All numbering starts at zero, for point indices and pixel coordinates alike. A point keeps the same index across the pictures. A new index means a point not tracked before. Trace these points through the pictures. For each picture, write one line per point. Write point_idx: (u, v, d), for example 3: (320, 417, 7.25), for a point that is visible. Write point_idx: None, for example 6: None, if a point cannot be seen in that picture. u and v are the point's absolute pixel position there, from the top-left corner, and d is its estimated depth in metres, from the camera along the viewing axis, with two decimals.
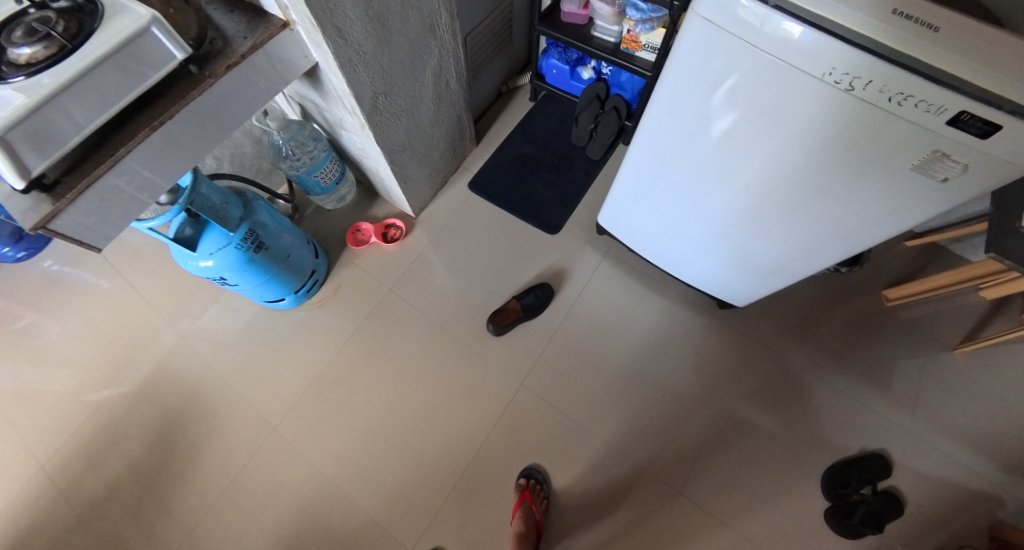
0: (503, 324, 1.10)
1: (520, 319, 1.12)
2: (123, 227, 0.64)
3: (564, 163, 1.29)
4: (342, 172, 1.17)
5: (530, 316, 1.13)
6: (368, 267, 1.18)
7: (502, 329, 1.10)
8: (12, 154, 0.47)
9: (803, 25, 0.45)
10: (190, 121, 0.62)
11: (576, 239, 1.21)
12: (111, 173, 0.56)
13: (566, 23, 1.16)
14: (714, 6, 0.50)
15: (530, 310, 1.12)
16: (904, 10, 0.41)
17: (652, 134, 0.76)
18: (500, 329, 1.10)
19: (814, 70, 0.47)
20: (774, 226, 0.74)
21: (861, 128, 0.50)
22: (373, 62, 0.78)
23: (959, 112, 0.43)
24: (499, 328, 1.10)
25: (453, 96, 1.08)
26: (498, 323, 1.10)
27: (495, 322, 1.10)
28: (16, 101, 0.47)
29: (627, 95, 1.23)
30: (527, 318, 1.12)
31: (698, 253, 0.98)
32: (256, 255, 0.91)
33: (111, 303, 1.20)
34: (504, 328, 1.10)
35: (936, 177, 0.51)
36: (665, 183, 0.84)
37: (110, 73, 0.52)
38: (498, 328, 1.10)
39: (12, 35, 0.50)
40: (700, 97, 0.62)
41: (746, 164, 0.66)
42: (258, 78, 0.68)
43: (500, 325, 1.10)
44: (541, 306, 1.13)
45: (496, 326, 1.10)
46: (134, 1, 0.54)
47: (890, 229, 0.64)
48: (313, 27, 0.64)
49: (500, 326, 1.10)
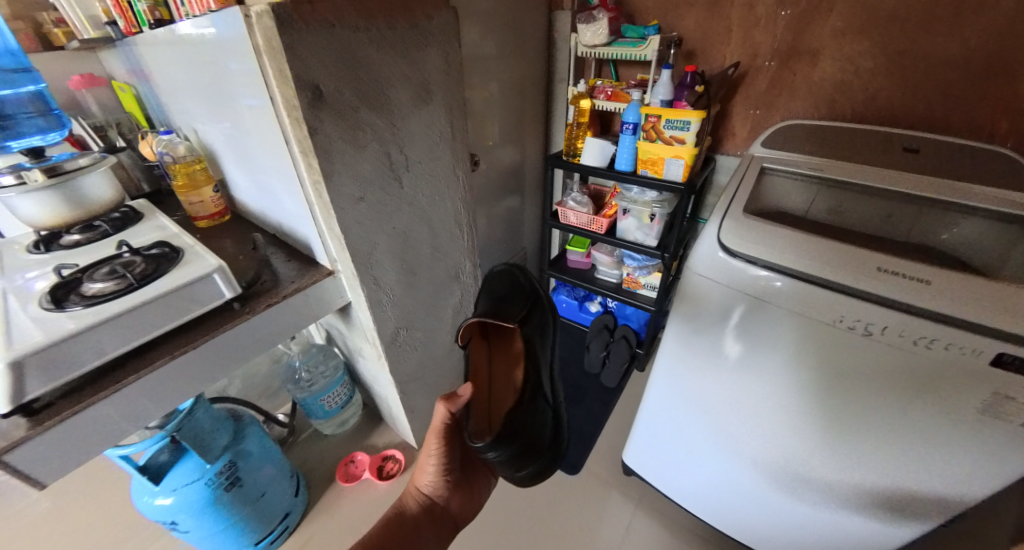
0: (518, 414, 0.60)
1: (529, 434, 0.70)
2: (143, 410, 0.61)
3: (578, 392, 1.33)
4: (350, 396, 1.13)
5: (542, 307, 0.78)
6: (349, 512, 1.00)
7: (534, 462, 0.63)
8: (18, 378, 0.49)
9: (748, 286, 0.59)
10: (269, 324, 0.71)
11: (601, 482, 1.10)
12: (104, 402, 0.54)
13: (573, 268, 1.36)
14: (692, 304, 0.67)
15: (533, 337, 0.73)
16: (889, 267, 0.51)
17: (663, 404, 0.82)
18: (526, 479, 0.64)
19: (765, 308, 0.59)
20: (833, 503, 0.68)
21: (779, 382, 0.62)
22: (400, 301, 0.88)
23: (954, 343, 0.47)
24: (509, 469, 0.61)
25: (471, 327, 1.16)
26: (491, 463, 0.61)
27: (515, 465, 0.60)
28: (58, 332, 0.53)
29: (634, 325, 1.35)
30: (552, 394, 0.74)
31: (765, 534, 0.84)
32: (225, 495, 0.79)
33: (25, 535, 1.01)
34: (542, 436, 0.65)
35: (1012, 422, 0.47)
36: (706, 495, 0.88)
37: (154, 308, 0.59)
38: (527, 464, 0.62)
39: (97, 275, 0.63)
40: (689, 369, 0.72)
41: (758, 465, 0.73)
42: (295, 314, 0.76)
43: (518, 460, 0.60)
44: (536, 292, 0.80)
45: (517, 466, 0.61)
46: (209, 258, 0.66)
47: (964, 482, 0.54)
48: (353, 274, 0.77)
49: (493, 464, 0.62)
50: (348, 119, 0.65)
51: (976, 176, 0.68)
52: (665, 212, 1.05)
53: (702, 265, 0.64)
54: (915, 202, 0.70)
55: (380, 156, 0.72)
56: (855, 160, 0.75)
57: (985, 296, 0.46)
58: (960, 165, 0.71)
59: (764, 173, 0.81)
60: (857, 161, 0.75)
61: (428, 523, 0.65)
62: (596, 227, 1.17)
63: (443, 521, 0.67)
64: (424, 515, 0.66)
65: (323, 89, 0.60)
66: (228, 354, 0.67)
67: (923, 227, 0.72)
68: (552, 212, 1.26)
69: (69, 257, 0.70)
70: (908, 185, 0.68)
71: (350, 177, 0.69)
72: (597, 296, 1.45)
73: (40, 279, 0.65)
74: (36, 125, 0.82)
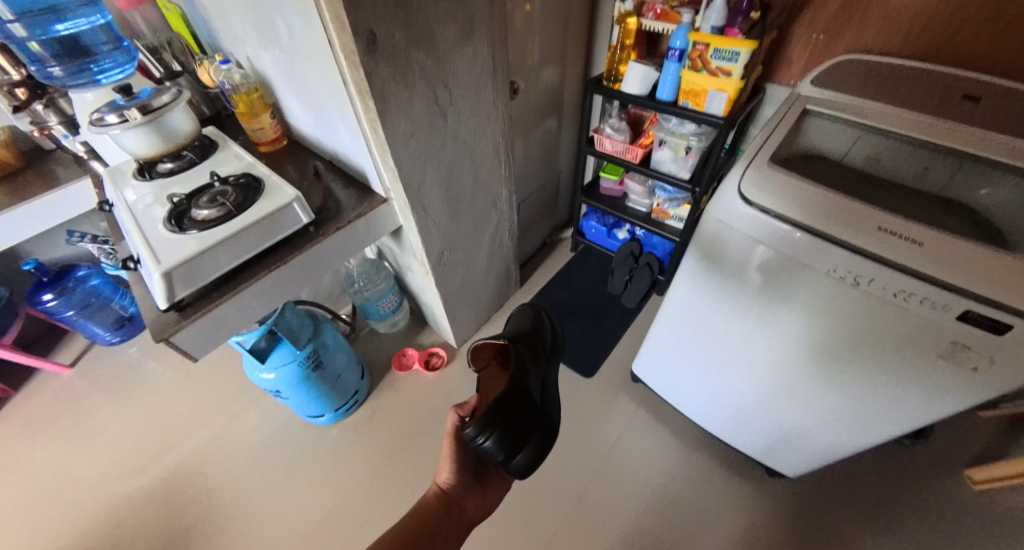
0: (510, 398, 0.60)
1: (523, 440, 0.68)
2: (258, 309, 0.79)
3: (602, 311, 1.47)
4: (400, 303, 1.33)
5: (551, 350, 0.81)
6: (406, 393, 1.29)
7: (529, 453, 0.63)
8: (169, 284, 0.65)
9: (759, 234, 0.65)
10: (339, 245, 0.85)
11: (611, 385, 1.29)
12: (229, 303, 0.71)
13: (605, 195, 1.40)
14: (709, 244, 0.74)
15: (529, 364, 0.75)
16: (889, 227, 0.56)
17: (672, 325, 0.94)
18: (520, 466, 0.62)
19: (771, 254, 0.66)
20: (803, 417, 0.82)
21: (775, 316, 0.71)
22: (445, 227, 1.00)
23: (930, 299, 0.54)
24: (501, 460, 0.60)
25: (505, 250, 1.29)
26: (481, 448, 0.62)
27: (507, 448, 0.59)
28: (188, 249, 0.68)
29: (659, 254, 1.45)
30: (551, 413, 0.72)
31: (744, 435, 1.00)
32: (312, 374, 1.02)
33: (163, 394, 1.33)
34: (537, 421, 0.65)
35: (966, 366, 0.56)
36: (700, 403, 1.04)
37: (253, 232, 0.73)
38: (522, 448, 0.61)
39: (200, 202, 0.76)
40: (699, 297, 0.82)
41: (745, 382, 0.87)
42: (358, 236, 0.89)
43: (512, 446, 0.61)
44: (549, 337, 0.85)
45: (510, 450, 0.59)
46: (287, 189, 0.78)
47: (914, 408, 0.65)
48: (405, 204, 0.87)
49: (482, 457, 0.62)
50: (400, 62, 0.69)
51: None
52: (701, 146, 1.06)
53: (721, 211, 0.69)
54: (956, 156, 0.69)
55: (428, 95, 0.77)
56: (904, 106, 0.72)
57: (968, 257, 0.51)
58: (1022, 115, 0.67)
59: (805, 115, 0.79)
60: (906, 107, 0.72)
61: (444, 521, 0.64)
62: (631, 156, 1.19)
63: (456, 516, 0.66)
64: (441, 500, 0.66)
65: (377, 34, 0.63)
66: (310, 269, 0.82)
67: (960, 180, 0.72)
68: (589, 138, 1.26)
69: (169, 183, 0.83)
70: (951, 139, 0.66)
71: (402, 117, 0.75)
72: (626, 224, 1.52)
73: (154, 203, 0.79)
74: (114, 58, 0.88)
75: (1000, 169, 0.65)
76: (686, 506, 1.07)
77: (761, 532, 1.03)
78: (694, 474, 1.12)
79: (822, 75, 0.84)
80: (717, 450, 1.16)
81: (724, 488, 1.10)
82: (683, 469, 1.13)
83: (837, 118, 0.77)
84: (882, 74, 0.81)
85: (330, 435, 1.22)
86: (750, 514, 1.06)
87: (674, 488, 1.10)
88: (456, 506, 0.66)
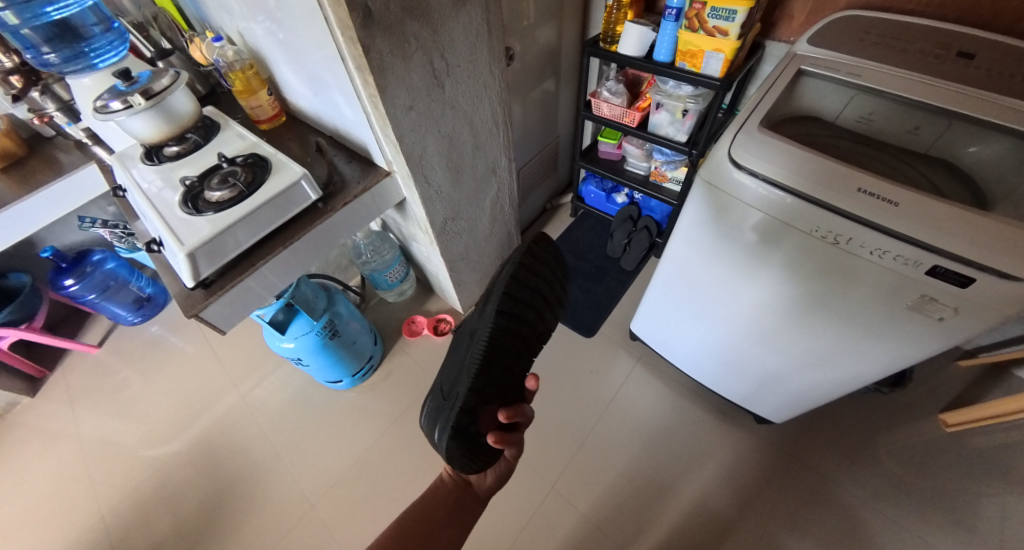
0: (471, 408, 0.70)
1: (474, 431, 0.62)
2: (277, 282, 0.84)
3: (600, 272, 1.52)
4: (406, 273, 1.38)
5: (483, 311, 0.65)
6: (417, 356, 1.37)
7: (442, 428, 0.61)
8: (194, 263, 0.70)
9: (747, 197, 0.69)
10: (347, 218, 0.89)
11: (611, 343, 1.36)
12: (250, 278, 0.77)
13: (604, 159, 1.42)
14: (700, 206, 0.78)
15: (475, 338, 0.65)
16: (868, 189, 0.59)
17: (667, 284, 0.99)
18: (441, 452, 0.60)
19: (758, 217, 0.69)
20: (785, 365, 0.89)
21: (761, 274, 0.76)
22: (447, 196, 1.03)
23: (903, 255, 0.58)
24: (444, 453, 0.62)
25: (506, 217, 1.33)
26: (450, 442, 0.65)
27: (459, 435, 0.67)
28: (207, 230, 0.72)
29: (657, 217, 1.49)
30: (471, 390, 0.61)
31: (732, 385, 1.08)
32: (330, 341, 1.09)
33: (189, 366, 1.41)
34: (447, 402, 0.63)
35: (934, 316, 0.61)
36: (692, 357, 1.11)
37: (267, 210, 0.77)
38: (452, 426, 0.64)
39: (212, 183, 0.79)
40: (691, 258, 0.87)
41: (733, 336, 0.93)
42: (364, 210, 0.92)
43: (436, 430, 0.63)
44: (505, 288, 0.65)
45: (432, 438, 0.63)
46: (294, 166, 0.81)
47: (885, 353, 0.71)
48: (408, 176, 0.90)
49: (471, 464, 0.62)
50: (397, 33, 0.70)
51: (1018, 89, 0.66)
52: (698, 107, 1.06)
53: (712, 175, 0.72)
54: (944, 116, 0.70)
55: (425, 65, 0.78)
56: (897, 65, 0.72)
57: (940, 215, 0.55)
58: (1013, 72, 0.68)
59: (799, 76, 0.79)
60: (899, 67, 0.72)
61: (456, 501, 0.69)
62: (629, 120, 1.19)
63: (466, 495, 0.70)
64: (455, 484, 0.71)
65: (372, 7, 0.64)
66: (320, 244, 0.87)
67: (947, 138, 0.73)
68: (587, 102, 1.26)
69: (178, 166, 0.86)
70: (940, 98, 0.67)
71: (401, 89, 0.76)
72: (624, 188, 1.54)
73: (166, 186, 0.82)
74: (108, 40, 0.88)
75: (984, 128, 0.67)
76: (680, 451, 1.16)
77: (749, 472, 1.12)
78: (688, 422, 1.21)
79: (819, 32, 0.83)
80: (710, 400, 1.24)
81: (715, 433, 1.19)
82: (678, 418, 1.21)
83: (832, 79, 0.77)
84: (879, 29, 0.80)
85: (348, 396, 1.31)
86: (739, 456, 1.15)
87: (669, 435, 1.19)
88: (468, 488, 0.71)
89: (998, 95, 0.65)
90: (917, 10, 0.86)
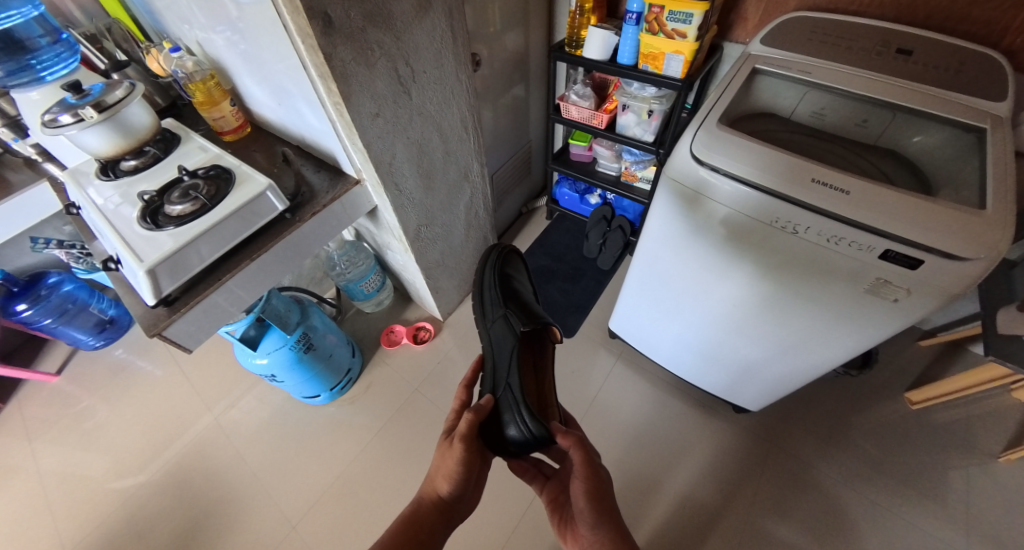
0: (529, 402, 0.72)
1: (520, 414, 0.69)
2: (247, 297, 0.81)
3: (578, 272, 1.54)
4: (382, 282, 1.36)
5: (504, 297, 0.84)
6: (398, 366, 1.35)
7: (522, 415, 0.67)
8: (155, 280, 0.68)
9: (712, 190, 0.71)
10: (317, 229, 0.88)
11: (591, 342, 1.38)
12: (216, 293, 0.75)
13: (576, 161, 1.44)
14: (668, 203, 0.80)
15: (512, 325, 0.78)
16: (820, 180, 0.62)
17: (642, 280, 1.00)
18: (535, 435, 0.65)
19: (723, 210, 0.71)
20: (758, 355, 0.92)
21: (730, 267, 0.78)
22: (420, 203, 1.03)
23: (860, 241, 0.61)
24: (520, 448, 0.68)
25: (481, 222, 1.33)
26: (493, 442, 0.70)
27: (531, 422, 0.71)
28: (169, 245, 0.69)
29: (630, 216, 1.52)
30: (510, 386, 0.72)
31: (709, 376, 1.10)
32: (305, 355, 1.06)
33: (157, 390, 1.35)
34: (502, 402, 0.71)
35: (888, 298, 0.64)
36: (669, 352, 1.13)
37: (233, 222, 0.75)
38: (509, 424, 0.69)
39: (173, 197, 0.76)
40: (663, 253, 0.89)
41: (707, 327, 0.95)
42: (334, 220, 0.91)
43: (499, 437, 0.70)
44: (507, 286, 0.87)
45: (501, 450, 0.70)
46: (259, 175, 0.79)
47: (849, 336, 0.74)
48: (378, 184, 0.89)
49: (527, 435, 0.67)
50: (359, 40, 0.69)
51: (952, 82, 0.70)
52: (662, 108, 1.10)
53: (677, 172, 0.74)
54: (888, 109, 0.74)
55: (390, 72, 0.78)
56: (844, 63, 0.76)
57: (887, 202, 0.58)
58: (947, 67, 0.73)
59: (754, 75, 0.82)
60: (845, 64, 0.76)
61: (439, 522, 0.62)
62: (597, 122, 1.21)
63: (594, 480, 0.63)
64: (438, 506, 0.63)
65: (332, 14, 0.63)
66: (288, 257, 0.85)
67: (892, 130, 0.77)
68: (555, 106, 1.28)
69: (135, 181, 0.83)
70: (884, 92, 0.70)
71: (366, 96, 0.76)
72: (597, 189, 1.56)
73: (124, 202, 0.79)
74: (55, 52, 0.85)
75: (924, 120, 0.71)
76: (664, 445, 1.18)
77: (732, 460, 1.15)
78: (670, 416, 1.22)
79: (772, 33, 0.87)
80: (690, 392, 1.27)
81: (696, 425, 1.21)
82: (660, 412, 1.23)
83: (784, 77, 0.80)
84: (827, 29, 0.84)
85: (328, 411, 1.27)
86: (720, 445, 1.17)
87: (653, 429, 1.20)
88: (455, 510, 0.64)
89: (935, 89, 0.69)
90: (859, 11, 0.91)
